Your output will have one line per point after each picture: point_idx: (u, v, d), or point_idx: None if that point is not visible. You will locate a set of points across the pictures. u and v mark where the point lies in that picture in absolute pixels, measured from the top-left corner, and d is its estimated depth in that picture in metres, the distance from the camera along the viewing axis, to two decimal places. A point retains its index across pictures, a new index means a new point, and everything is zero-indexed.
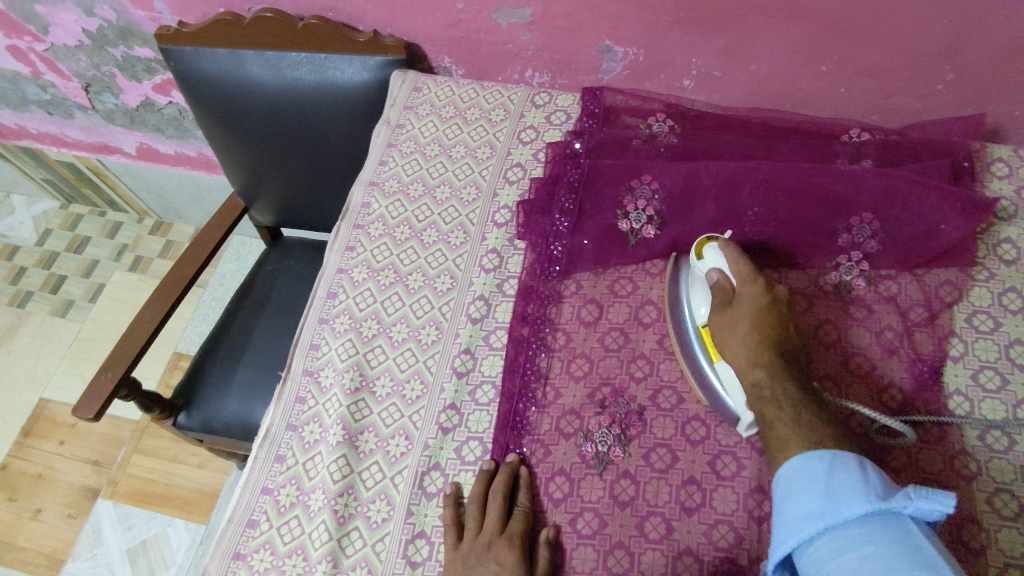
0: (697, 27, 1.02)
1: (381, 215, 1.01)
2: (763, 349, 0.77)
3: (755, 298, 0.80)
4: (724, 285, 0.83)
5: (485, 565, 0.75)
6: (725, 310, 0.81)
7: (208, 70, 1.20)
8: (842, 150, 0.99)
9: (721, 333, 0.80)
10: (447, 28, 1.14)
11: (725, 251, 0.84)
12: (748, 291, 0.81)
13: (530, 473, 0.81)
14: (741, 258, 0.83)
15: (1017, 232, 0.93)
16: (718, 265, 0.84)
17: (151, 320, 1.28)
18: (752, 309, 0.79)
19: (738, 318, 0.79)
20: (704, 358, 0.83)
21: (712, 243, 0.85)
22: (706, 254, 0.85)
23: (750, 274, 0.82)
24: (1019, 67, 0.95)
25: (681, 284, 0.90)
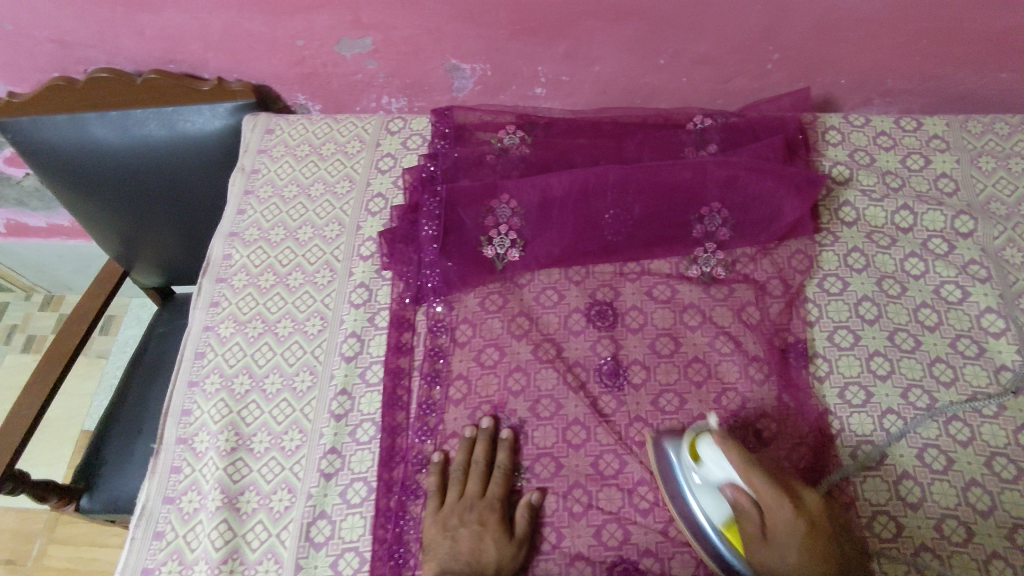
0: (534, 37, 1.03)
1: (242, 265, 0.99)
2: (818, 561, 0.69)
3: (788, 518, 0.69)
4: (744, 502, 0.71)
5: (465, 527, 0.79)
6: (760, 543, 0.71)
7: (50, 138, 1.14)
8: (688, 138, 1.01)
9: (762, 560, 0.70)
10: (293, 66, 1.12)
11: (727, 453, 0.72)
12: (778, 509, 0.70)
13: (512, 434, 0.84)
14: (752, 469, 0.70)
15: (854, 196, 0.98)
16: (728, 476, 0.73)
17: (31, 406, 1.17)
18: (789, 530, 0.69)
19: (784, 546, 0.69)
20: (736, 561, 0.73)
21: (708, 444, 0.74)
22: (707, 462, 0.74)
23: (773, 495, 0.70)
24: (835, 39, 1.00)
25: (677, 475, 0.78)
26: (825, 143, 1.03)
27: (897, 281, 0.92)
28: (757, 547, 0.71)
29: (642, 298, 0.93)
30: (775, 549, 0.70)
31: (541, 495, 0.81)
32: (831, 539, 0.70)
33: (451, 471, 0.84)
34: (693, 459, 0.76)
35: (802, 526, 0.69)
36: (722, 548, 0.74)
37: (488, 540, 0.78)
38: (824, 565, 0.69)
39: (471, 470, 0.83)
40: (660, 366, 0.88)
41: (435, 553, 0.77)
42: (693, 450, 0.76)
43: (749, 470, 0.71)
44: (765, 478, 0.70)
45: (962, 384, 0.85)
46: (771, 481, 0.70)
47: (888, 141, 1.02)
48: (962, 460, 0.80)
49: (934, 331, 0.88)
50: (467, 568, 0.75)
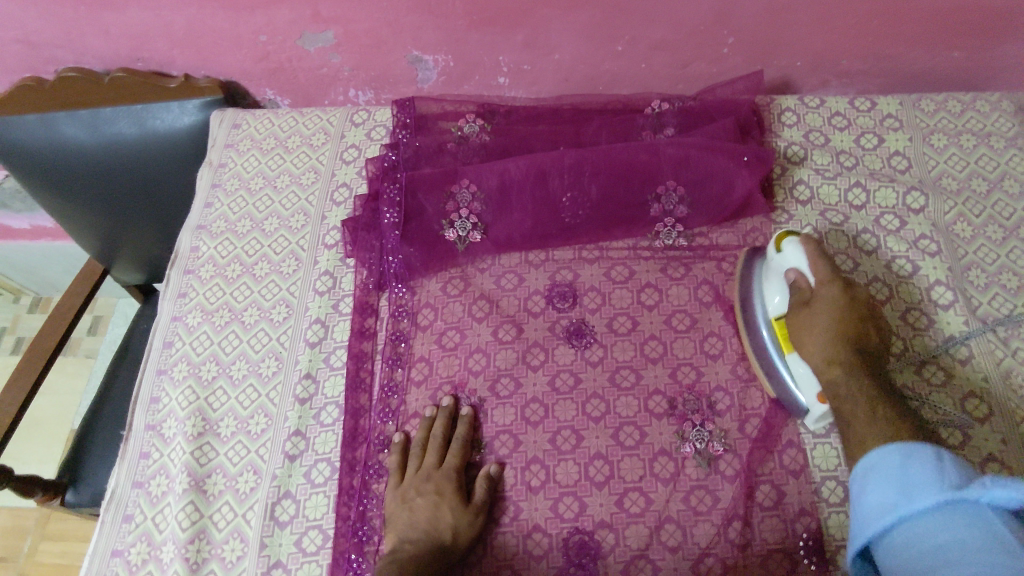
0: (492, 27, 1.05)
1: (210, 257, 1.02)
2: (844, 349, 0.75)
3: (835, 299, 0.77)
4: (801, 282, 0.80)
5: (422, 498, 0.81)
6: (802, 311, 0.78)
7: (23, 139, 1.16)
8: (645, 123, 1.03)
9: (800, 333, 0.78)
10: (259, 61, 1.14)
11: (806, 248, 0.81)
12: (828, 292, 0.78)
13: (471, 411, 0.86)
14: (819, 259, 0.80)
15: (808, 174, 1.00)
16: (797, 264, 0.81)
17: (14, 401, 1.18)
18: (832, 310, 0.77)
19: (817, 318, 0.77)
20: (776, 350, 0.82)
21: (792, 240, 0.82)
22: (787, 248, 0.82)
23: (826, 281, 0.78)
24: (786, 23, 1.02)
25: (755, 272, 0.87)
26: (780, 124, 1.05)
27: (852, 256, 0.93)
28: (799, 313, 0.78)
29: (600, 279, 0.95)
30: (812, 321, 0.77)
31: (500, 467, 0.84)
32: (867, 340, 0.77)
33: (411, 448, 0.86)
34: (775, 249, 0.84)
35: (840, 314, 0.76)
36: (774, 357, 0.82)
37: (444, 508, 0.79)
38: (846, 354, 0.75)
39: (429, 445, 0.84)
40: (617, 344, 0.90)
41: (394, 525, 0.79)
42: (778, 242, 0.84)
43: (817, 259, 0.80)
44: (829, 270, 0.79)
45: (913, 354, 0.85)
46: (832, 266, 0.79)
47: (842, 122, 1.04)
48: None
49: (887, 304, 0.89)
50: (424, 537, 0.77)
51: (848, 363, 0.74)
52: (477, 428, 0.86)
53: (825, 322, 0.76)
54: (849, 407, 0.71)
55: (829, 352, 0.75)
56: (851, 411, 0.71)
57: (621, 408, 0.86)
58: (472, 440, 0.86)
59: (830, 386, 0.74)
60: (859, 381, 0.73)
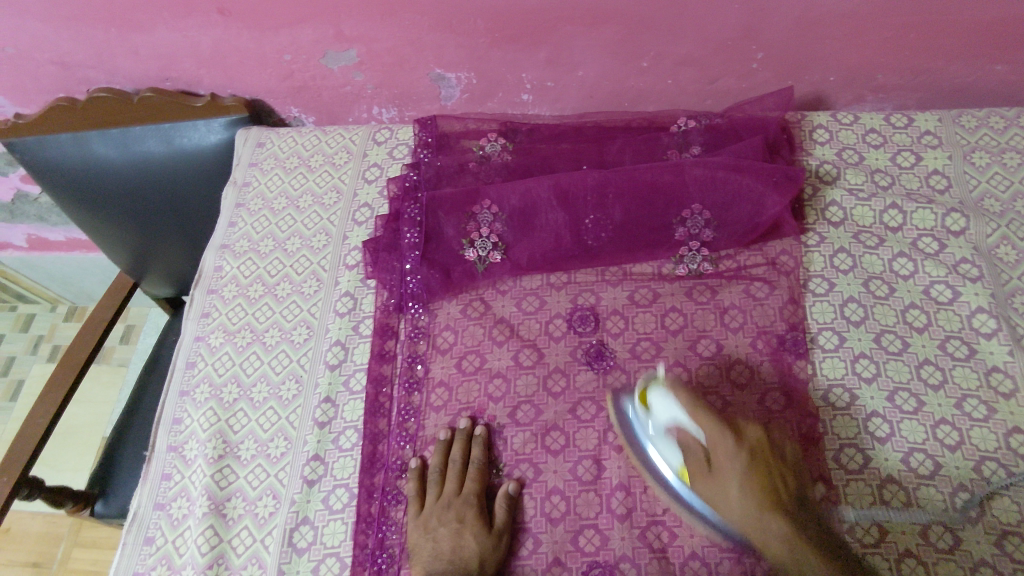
0: (515, 44, 1.04)
1: (233, 277, 1.02)
2: (759, 492, 0.73)
3: (730, 452, 0.75)
4: (692, 445, 0.76)
5: (445, 527, 0.81)
6: (709, 478, 0.75)
7: (55, 157, 1.18)
8: (670, 142, 1.01)
9: (710, 495, 0.75)
10: (283, 80, 1.15)
11: (678, 399, 0.77)
12: (722, 447, 0.75)
13: (485, 431, 0.85)
14: (700, 409, 0.76)
15: (841, 194, 0.97)
16: (674, 416, 0.77)
17: (45, 413, 1.16)
18: (732, 464, 0.74)
19: (728, 487, 0.74)
20: (685, 491, 0.77)
21: (658, 391, 0.78)
22: (656, 404, 0.78)
23: (718, 430, 0.75)
24: (818, 36, 0.99)
25: (632, 425, 0.82)
26: (811, 142, 1.02)
27: (885, 281, 0.90)
28: (707, 484, 0.75)
29: (623, 303, 0.93)
30: (721, 486, 0.74)
31: (518, 486, 0.83)
32: (767, 456, 0.75)
33: (428, 476, 0.85)
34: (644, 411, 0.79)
35: (745, 454, 0.74)
36: (685, 496, 0.77)
37: (467, 535, 0.80)
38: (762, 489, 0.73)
39: (448, 472, 0.84)
40: (640, 370, 0.88)
41: (419, 557, 0.80)
42: (646, 400, 0.80)
43: (696, 409, 0.76)
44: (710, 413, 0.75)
45: (951, 387, 0.82)
46: (708, 408, 0.76)
47: (878, 139, 1.01)
48: (950, 465, 0.78)
49: (923, 333, 0.86)
50: (450, 567, 0.78)
51: (771, 507, 0.72)
52: (491, 448, 0.85)
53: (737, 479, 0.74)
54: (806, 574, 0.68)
55: (761, 510, 0.72)
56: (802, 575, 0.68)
57: None
58: (488, 462, 0.85)
59: (760, 533, 0.72)
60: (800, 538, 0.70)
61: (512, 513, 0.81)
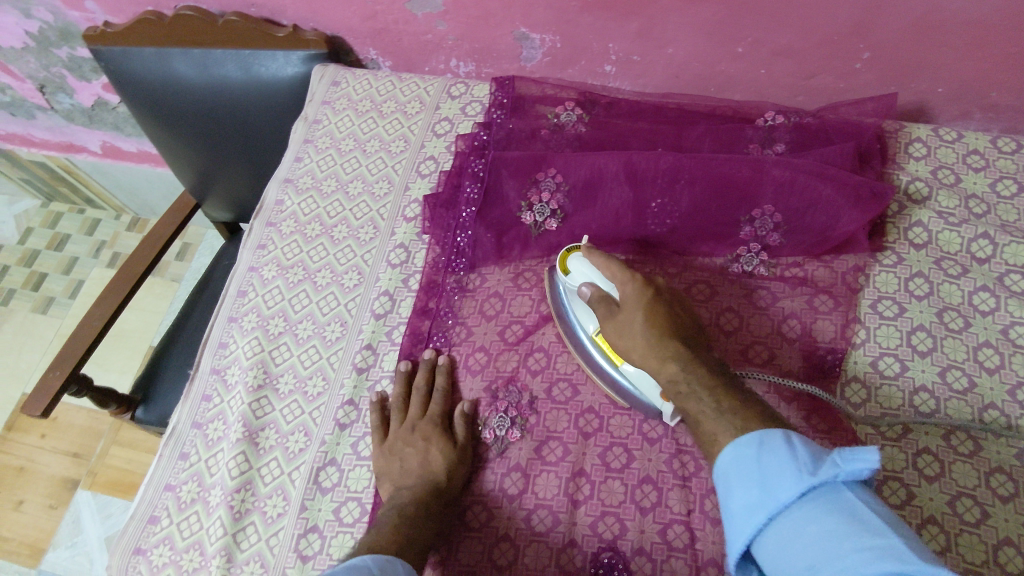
0: (607, 11, 0.99)
1: (292, 213, 1.03)
2: (662, 334, 0.77)
3: (638, 297, 0.80)
4: (602, 295, 0.82)
5: (412, 447, 0.81)
6: (617, 320, 0.80)
7: (137, 70, 1.21)
8: (754, 135, 0.96)
9: (620, 339, 0.80)
10: (367, 20, 1.13)
11: (594, 260, 0.84)
12: (626, 292, 0.81)
13: (449, 359, 0.88)
14: (612, 263, 0.83)
15: (928, 215, 0.91)
16: (590, 277, 0.84)
17: (101, 317, 1.20)
18: (640, 309, 0.79)
19: (630, 321, 0.79)
20: (609, 364, 0.83)
21: (575, 257, 0.85)
22: (574, 266, 0.85)
23: (624, 273, 0.82)
24: (933, 42, 0.92)
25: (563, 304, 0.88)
26: (905, 155, 0.96)
27: (960, 314, 0.85)
28: (614, 322, 0.80)
29: (678, 294, 0.89)
30: (628, 326, 0.79)
31: (473, 406, 0.86)
32: (672, 306, 0.81)
33: (389, 404, 0.86)
34: (563, 271, 0.87)
35: (647, 291, 0.81)
36: (609, 371, 0.83)
37: (434, 451, 0.80)
38: (664, 327, 0.78)
39: (412, 397, 0.86)
40: None
41: (387, 477, 0.80)
42: (565, 265, 0.87)
43: (609, 264, 0.83)
44: (616, 261, 0.83)
45: (1014, 436, 0.77)
46: (620, 264, 0.83)
47: (979, 161, 0.95)
48: (998, 515, 0.73)
49: (993, 374, 0.81)
50: (419, 480, 0.78)
51: (675, 357, 0.75)
52: (454, 377, 0.88)
53: (641, 318, 0.79)
54: (688, 382, 0.72)
55: (658, 351, 0.76)
56: (694, 399, 0.71)
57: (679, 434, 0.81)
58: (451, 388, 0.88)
59: (662, 366, 0.75)
60: (699, 373, 0.73)
61: (472, 431, 0.84)
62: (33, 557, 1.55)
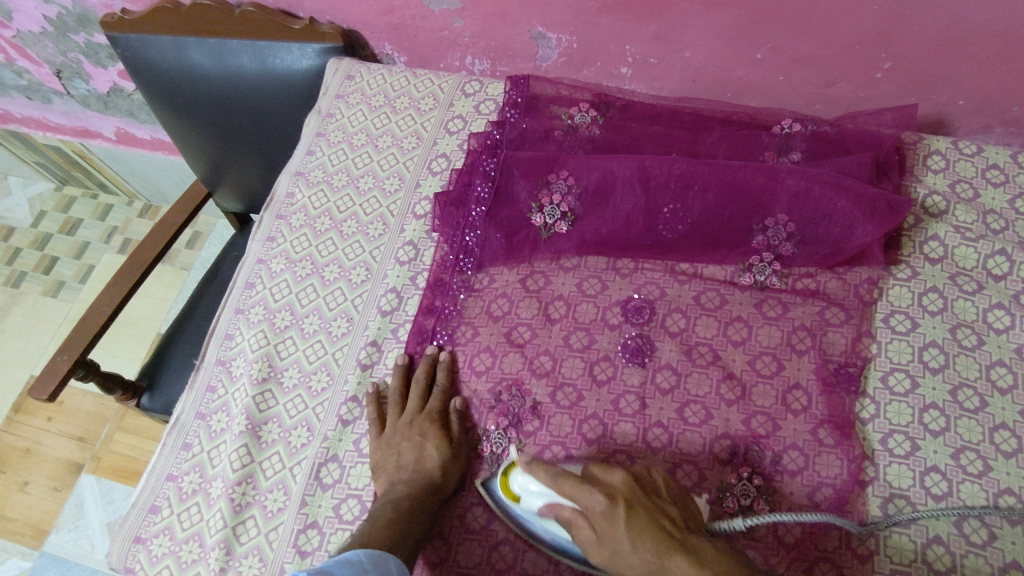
0: (625, 13, 0.98)
1: (303, 206, 1.03)
2: (653, 536, 0.66)
3: (607, 509, 0.68)
4: (567, 516, 0.71)
5: (407, 441, 0.82)
6: (599, 539, 0.69)
7: (153, 58, 1.21)
8: (771, 142, 0.95)
9: (607, 554, 0.68)
10: (383, 15, 1.13)
11: (540, 483, 0.72)
12: (593, 509, 0.69)
13: (450, 356, 0.88)
14: (562, 478, 0.71)
15: (945, 230, 0.90)
16: (546, 495, 0.73)
17: (109, 303, 1.20)
18: (621, 520, 0.67)
19: (619, 545, 0.67)
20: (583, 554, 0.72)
21: (517, 472, 0.75)
22: (524, 497, 0.74)
23: (580, 484, 0.70)
24: (956, 54, 0.90)
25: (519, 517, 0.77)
26: (923, 168, 0.95)
27: (974, 331, 0.83)
28: (594, 544, 0.69)
29: (688, 302, 0.88)
30: (616, 541, 0.67)
31: (467, 404, 0.86)
32: (644, 504, 0.69)
33: (388, 396, 0.87)
34: (515, 502, 0.76)
35: (620, 514, 0.67)
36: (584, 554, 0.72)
37: (429, 447, 0.81)
38: (650, 532, 0.66)
39: (412, 391, 0.86)
40: (692, 375, 0.84)
41: (383, 470, 0.81)
42: (509, 487, 0.77)
43: (559, 480, 0.71)
44: (565, 478, 0.71)
45: None
46: (569, 476, 0.71)
47: (999, 177, 0.93)
48: (1006, 538, 0.72)
49: (1006, 395, 0.79)
50: (412, 475, 0.79)
51: (681, 555, 0.64)
52: (455, 373, 0.88)
53: (626, 544, 0.66)
54: None
55: (668, 575, 0.63)
56: None
57: (684, 444, 0.80)
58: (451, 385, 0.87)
59: None
60: (710, 572, 0.62)
61: (465, 430, 0.85)
62: (36, 538, 1.56)
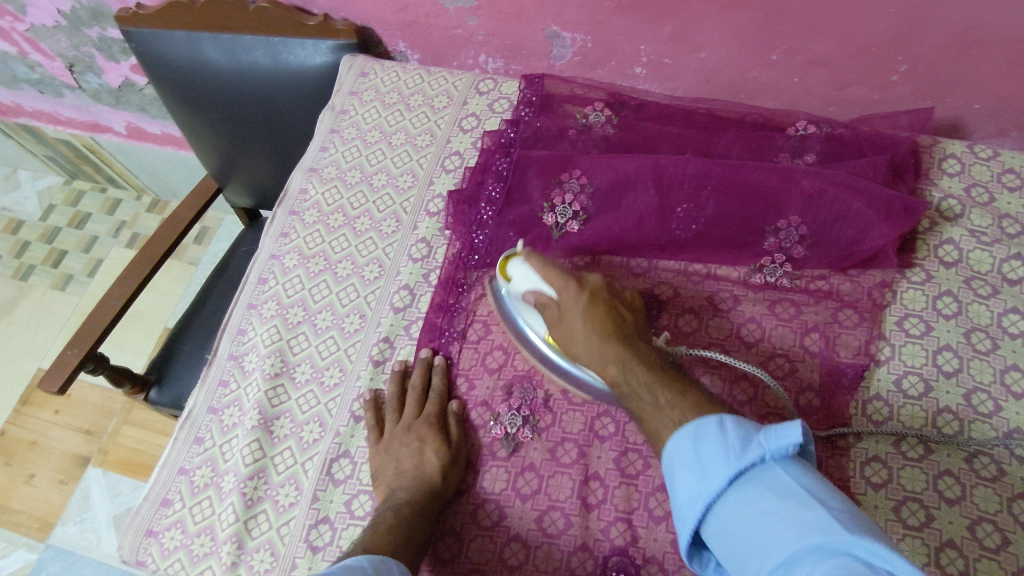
0: (640, 13, 0.98)
1: (316, 202, 1.03)
2: (605, 331, 0.75)
3: (574, 300, 0.78)
4: (545, 301, 0.80)
5: (406, 447, 0.81)
6: (559, 320, 0.78)
7: (167, 53, 1.21)
8: (785, 143, 0.95)
9: (563, 337, 0.78)
10: (397, 12, 1.13)
11: (532, 267, 0.81)
12: (565, 296, 0.78)
13: (444, 360, 0.88)
14: (550, 269, 0.80)
15: (960, 233, 0.89)
16: (532, 284, 0.81)
17: (120, 297, 1.21)
18: (579, 310, 0.77)
19: (574, 329, 0.77)
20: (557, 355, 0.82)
21: (514, 263, 0.82)
22: (516, 273, 0.82)
23: (563, 280, 0.79)
24: (973, 57, 0.90)
25: (512, 313, 0.86)
26: (939, 171, 0.94)
27: (989, 335, 0.83)
28: (557, 327, 0.79)
29: (701, 302, 0.88)
30: (570, 329, 0.77)
31: (463, 407, 0.85)
32: (613, 303, 0.78)
33: (385, 402, 0.87)
34: (505, 280, 0.84)
35: (582, 301, 0.77)
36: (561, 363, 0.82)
37: (428, 451, 0.80)
38: (603, 321, 0.76)
39: (407, 397, 0.86)
40: (704, 375, 0.84)
41: (383, 476, 0.80)
42: (506, 272, 0.84)
43: (545, 271, 0.80)
44: (547, 266, 0.80)
45: None
46: (559, 269, 0.80)
47: (1015, 181, 0.93)
48: (1020, 543, 0.72)
49: (1020, 399, 0.79)
50: (412, 480, 0.78)
51: (618, 358, 0.72)
52: (450, 377, 0.88)
53: (578, 327, 0.76)
54: (643, 399, 0.68)
55: (602, 347, 0.74)
56: (642, 403, 0.68)
57: None
58: (447, 389, 0.87)
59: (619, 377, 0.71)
60: (636, 370, 0.70)
61: (466, 433, 0.84)
62: (43, 531, 1.57)
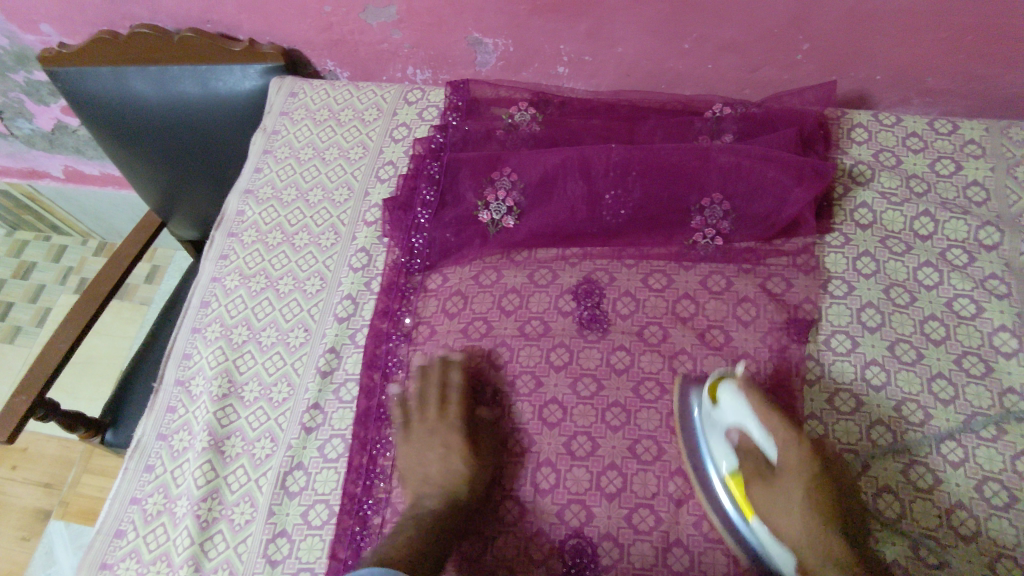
0: (555, 14, 1.02)
1: (253, 222, 1.04)
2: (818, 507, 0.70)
3: (800, 468, 0.72)
4: (756, 452, 0.75)
5: (432, 452, 0.80)
6: (767, 488, 0.72)
7: (95, 90, 1.20)
8: (703, 127, 0.99)
9: (766, 507, 0.72)
10: (322, 32, 1.15)
11: (749, 402, 0.75)
12: (785, 458, 0.73)
13: (480, 364, 0.86)
14: (771, 413, 0.74)
15: (871, 196, 0.94)
16: (742, 420, 0.76)
17: (66, 339, 1.18)
18: (803, 481, 0.71)
19: (789, 501, 0.71)
20: (735, 509, 0.74)
21: (729, 388, 0.77)
22: (725, 401, 0.77)
23: (786, 437, 0.73)
24: (869, 32, 0.96)
25: (694, 434, 0.79)
26: (848, 140, 0.99)
27: (907, 290, 0.87)
28: (764, 491, 0.72)
29: (636, 285, 0.91)
30: (783, 499, 0.71)
31: (495, 410, 0.84)
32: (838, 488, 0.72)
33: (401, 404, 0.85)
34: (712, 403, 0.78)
35: (808, 469, 0.72)
36: (732, 513, 0.74)
37: (454, 461, 0.79)
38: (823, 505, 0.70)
39: (431, 399, 0.84)
40: (645, 353, 0.86)
41: (412, 480, 0.80)
42: (716, 394, 0.78)
43: (763, 413, 0.74)
44: (783, 418, 0.74)
45: (962, 404, 0.80)
46: (784, 419, 0.74)
47: (918, 144, 0.98)
48: (950, 481, 0.76)
49: (939, 345, 0.83)
50: (445, 491, 0.77)
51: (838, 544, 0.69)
52: (474, 379, 0.86)
53: (798, 498, 0.71)
54: None
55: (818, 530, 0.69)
56: None
57: (641, 419, 0.82)
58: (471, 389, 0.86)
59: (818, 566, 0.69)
60: (831, 540, 0.69)
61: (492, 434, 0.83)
62: None
